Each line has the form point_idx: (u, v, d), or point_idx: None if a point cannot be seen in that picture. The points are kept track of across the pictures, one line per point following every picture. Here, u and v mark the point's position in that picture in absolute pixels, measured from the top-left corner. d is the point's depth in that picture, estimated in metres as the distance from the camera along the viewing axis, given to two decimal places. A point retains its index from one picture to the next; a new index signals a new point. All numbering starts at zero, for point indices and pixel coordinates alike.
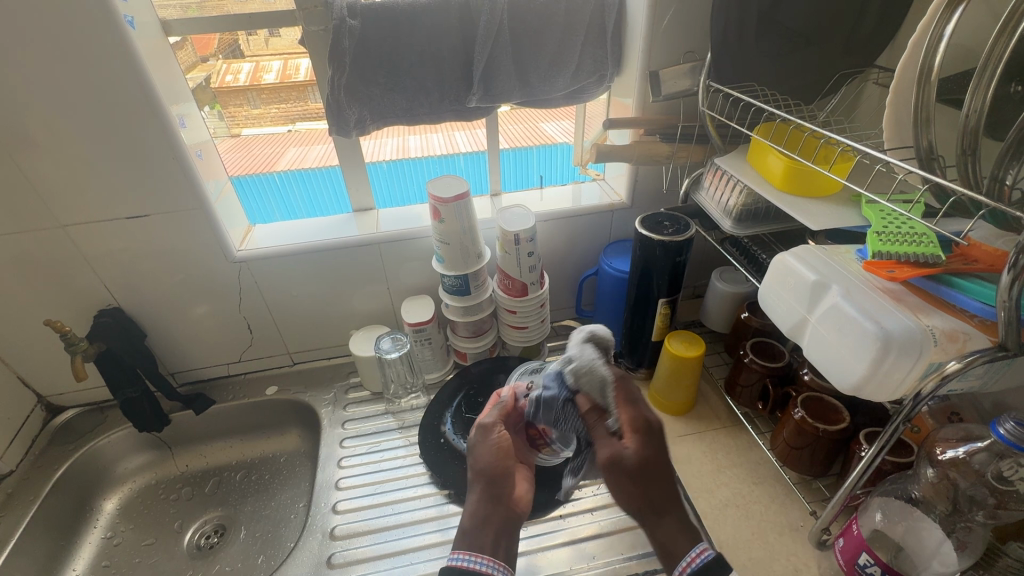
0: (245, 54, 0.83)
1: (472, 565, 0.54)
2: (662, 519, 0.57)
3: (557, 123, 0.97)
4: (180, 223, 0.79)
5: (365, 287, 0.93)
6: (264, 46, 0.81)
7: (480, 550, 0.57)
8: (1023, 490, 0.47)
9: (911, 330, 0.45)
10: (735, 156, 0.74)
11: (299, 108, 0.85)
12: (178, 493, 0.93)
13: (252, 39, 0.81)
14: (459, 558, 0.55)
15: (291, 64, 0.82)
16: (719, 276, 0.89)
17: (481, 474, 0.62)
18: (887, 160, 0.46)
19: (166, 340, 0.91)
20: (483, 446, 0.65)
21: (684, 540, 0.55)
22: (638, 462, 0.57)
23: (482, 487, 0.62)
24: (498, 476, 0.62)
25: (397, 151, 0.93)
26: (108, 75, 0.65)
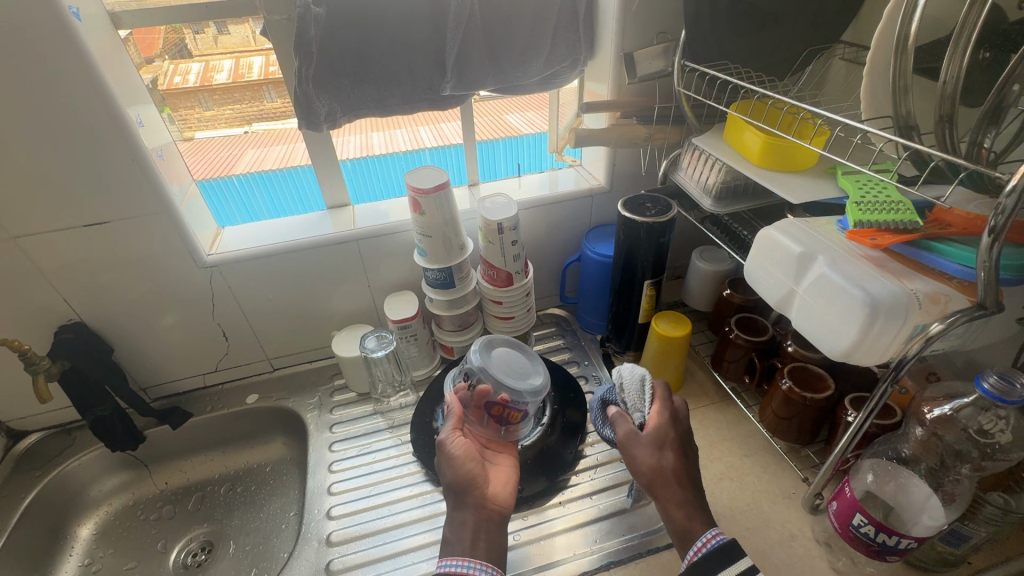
0: (192, 54, 0.78)
1: (464, 570, 0.54)
2: (675, 497, 0.57)
3: (522, 114, 0.97)
4: (144, 229, 0.74)
5: (345, 286, 0.91)
6: (213, 45, 0.77)
7: (469, 552, 0.57)
8: (1002, 440, 0.50)
9: (897, 295, 0.46)
10: (711, 135, 0.74)
11: (256, 109, 0.83)
12: (159, 513, 0.89)
13: (200, 37, 0.76)
14: (448, 564, 0.55)
15: (244, 63, 0.79)
16: (700, 255, 0.90)
17: (454, 483, 0.63)
18: (866, 130, 0.47)
19: (135, 354, 0.87)
20: (445, 458, 0.65)
21: (696, 525, 0.55)
22: (656, 434, 0.60)
23: (454, 498, 0.62)
24: (468, 479, 0.63)
25: (361, 148, 0.90)
26: (54, 74, 0.61)
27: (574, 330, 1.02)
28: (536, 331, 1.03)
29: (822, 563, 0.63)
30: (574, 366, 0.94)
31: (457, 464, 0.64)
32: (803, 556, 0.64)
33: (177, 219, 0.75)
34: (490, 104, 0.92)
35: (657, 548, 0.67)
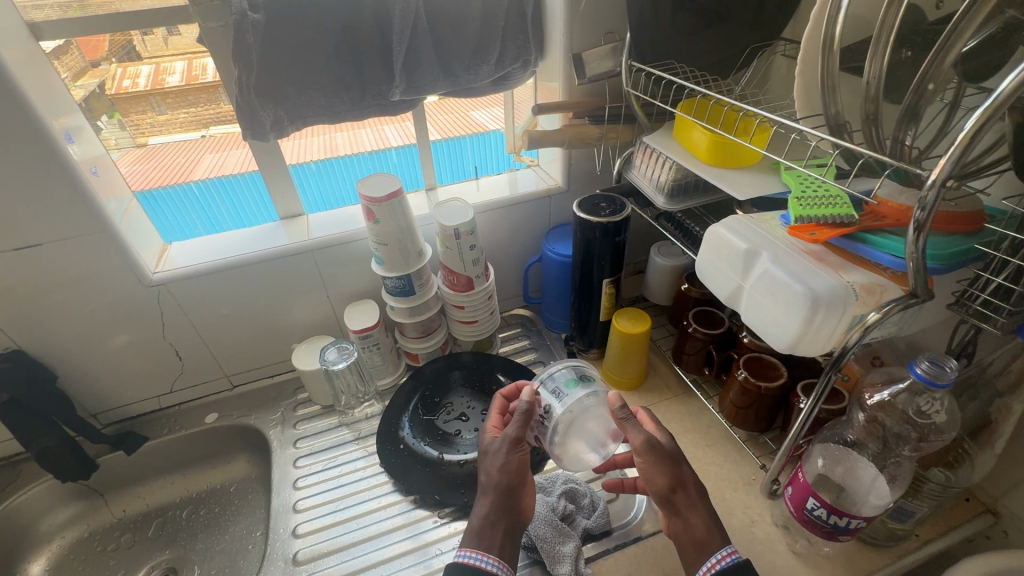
0: (142, 55, 0.75)
1: (480, 564, 0.54)
2: (696, 510, 0.58)
3: (488, 111, 0.95)
4: (81, 249, 0.71)
5: (303, 298, 0.89)
6: (163, 46, 0.73)
7: (488, 549, 0.56)
8: (938, 421, 0.52)
9: (836, 287, 0.48)
10: (661, 133, 0.76)
11: (213, 111, 0.78)
12: (117, 542, 0.86)
13: (149, 38, 0.73)
14: (464, 555, 0.55)
15: (196, 64, 0.74)
16: (658, 251, 0.92)
17: (499, 486, 0.60)
18: (800, 129, 0.48)
19: (81, 380, 0.83)
20: (498, 458, 0.62)
21: (714, 539, 0.56)
22: (668, 450, 0.60)
23: (496, 493, 0.59)
24: (511, 489, 0.60)
25: (325, 150, 0.88)
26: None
27: (539, 330, 1.02)
28: (502, 332, 1.03)
29: (781, 547, 0.65)
30: (540, 366, 0.95)
31: (504, 472, 0.60)
32: (764, 540, 0.66)
33: (117, 237, 0.71)
34: (450, 102, 0.91)
35: (624, 543, 0.67)
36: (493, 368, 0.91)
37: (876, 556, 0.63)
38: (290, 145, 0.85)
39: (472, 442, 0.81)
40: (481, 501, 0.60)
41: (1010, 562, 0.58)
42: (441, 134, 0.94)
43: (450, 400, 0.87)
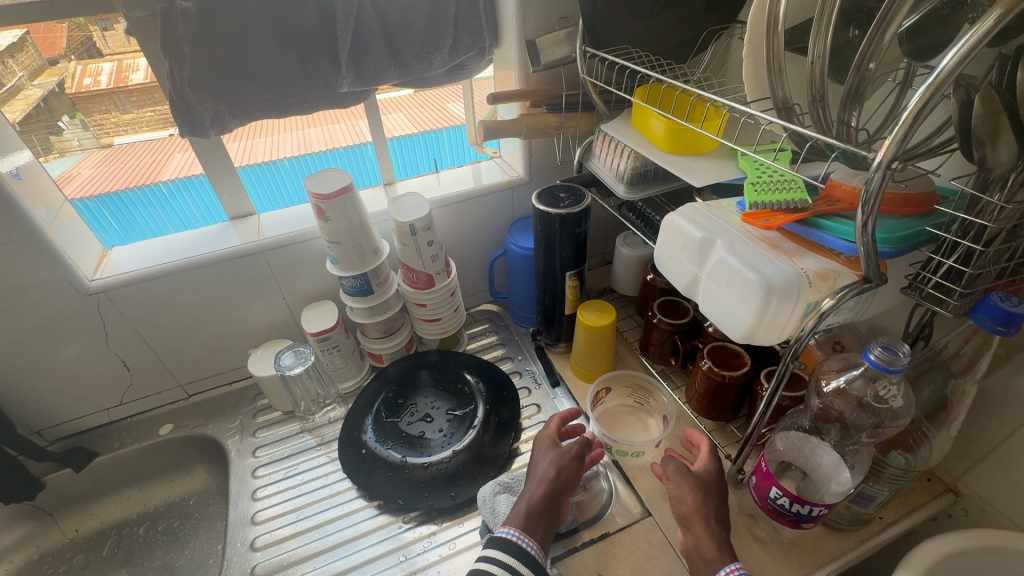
0: (103, 53, 0.70)
1: (521, 542, 0.57)
2: (708, 529, 0.57)
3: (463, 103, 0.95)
4: (8, 258, 0.66)
5: (258, 301, 0.85)
6: (126, 43, 0.68)
7: (531, 533, 0.58)
8: (894, 405, 0.52)
9: (789, 275, 0.47)
10: (620, 121, 0.74)
11: None
12: (70, 563, 0.82)
13: (110, 34, 0.67)
14: (507, 532, 0.58)
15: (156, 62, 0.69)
16: (623, 241, 0.91)
17: (555, 481, 0.62)
18: (749, 112, 0.47)
19: (22, 396, 0.78)
20: (556, 457, 0.65)
21: (724, 554, 0.55)
22: (703, 478, 0.61)
23: (550, 485, 0.62)
24: (563, 488, 0.62)
25: (297, 146, 0.86)
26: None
27: (507, 326, 1.01)
28: (469, 328, 1.01)
29: (747, 536, 0.65)
30: (508, 362, 0.93)
31: (562, 471, 0.63)
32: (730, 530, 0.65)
33: (46, 245, 0.67)
34: (426, 95, 0.90)
35: (591, 540, 0.66)
36: (459, 366, 0.89)
37: (840, 541, 0.63)
38: (263, 142, 0.83)
39: (438, 444, 0.78)
40: (534, 487, 0.62)
41: (969, 540, 0.59)
42: (416, 127, 0.93)
43: (414, 402, 0.84)
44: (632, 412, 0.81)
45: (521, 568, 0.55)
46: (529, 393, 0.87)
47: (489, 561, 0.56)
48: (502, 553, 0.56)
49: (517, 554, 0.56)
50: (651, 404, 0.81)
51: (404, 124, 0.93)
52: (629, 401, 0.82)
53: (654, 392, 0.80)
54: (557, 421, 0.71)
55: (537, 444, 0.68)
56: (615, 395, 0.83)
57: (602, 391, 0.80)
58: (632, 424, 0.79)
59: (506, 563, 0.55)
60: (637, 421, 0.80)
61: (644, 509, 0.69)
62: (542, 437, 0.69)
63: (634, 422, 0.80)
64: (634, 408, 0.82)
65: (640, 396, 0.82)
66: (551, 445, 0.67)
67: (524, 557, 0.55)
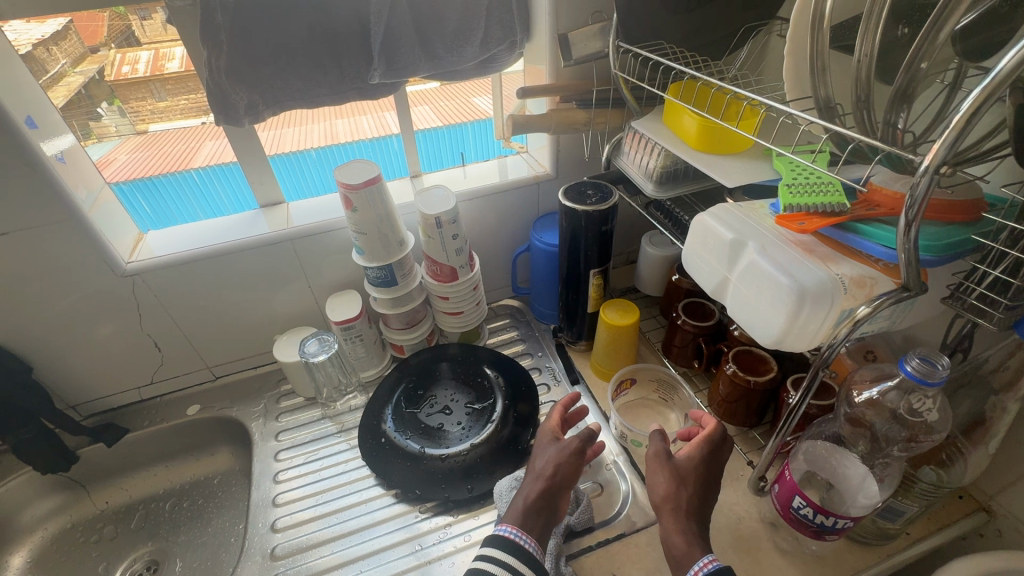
0: (141, 41, 0.71)
1: (519, 539, 0.56)
2: (679, 524, 0.56)
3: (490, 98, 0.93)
4: (51, 239, 0.69)
5: (285, 288, 0.87)
6: (163, 32, 0.69)
7: (529, 531, 0.58)
8: (930, 419, 0.50)
9: (824, 280, 0.46)
10: (651, 118, 0.73)
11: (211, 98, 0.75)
12: (100, 534, 0.85)
13: (148, 23, 0.69)
14: (504, 529, 0.58)
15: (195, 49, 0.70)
16: (649, 240, 0.90)
17: (550, 480, 0.62)
18: (789, 112, 0.45)
19: (59, 371, 0.81)
20: (556, 454, 0.64)
21: (694, 550, 0.54)
22: (682, 466, 0.59)
23: (547, 483, 0.61)
24: (560, 487, 0.62)
25: (325, 137, 0.86)
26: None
27: (528, 321, 1.01)
28: (490, 323, 1.01)
29: (767, 544, 0.64)
30: (528, 358, 0.93)
31: (560, 468, 0.63)
32: (750, 538, 0.64)
33: (86, 227, 0.69)
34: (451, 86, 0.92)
35: (606, 540, 0.66)
36: (479, 360, 0.90)
37: (864, 554, 0.62)
38: (288, 134, 0.85)
39: (457, 436, 0.78)
40: (530, 486, 0.62)
41: (1001, 562, 0.57)
42: (440, 121, 0.92)
43: (434, 393, 0.85)
44: (655, 407, 0.81)
45: (520, 568, 0.54)
46: (548, 389, 0.87)
47: (486, 560, 0.55)
48: (500, 552, 0.55)
49: (514, 552, 0.55)
50: (674, 400, 0.80)
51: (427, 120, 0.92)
52: (653, 395, 0.82)
53: (679, 389, 0.79)
54: (556, 416, 0.71)
55: (539, 439, 0.69)
56: (639, 388, 0.82)
57: (626, 381, 0.81)
58: (653, 418, 0.79)
59: (505, 563, 0.54)
60: (658, 416, 0.80)
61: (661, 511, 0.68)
62: (545, 432, 0.68)
63: (655, 416, 0.80)
64: (658, 403, 0.81)
65: (665, 391, 0.81)
66: (550, 442, 0.67)
67: (522, 555, 0.55)
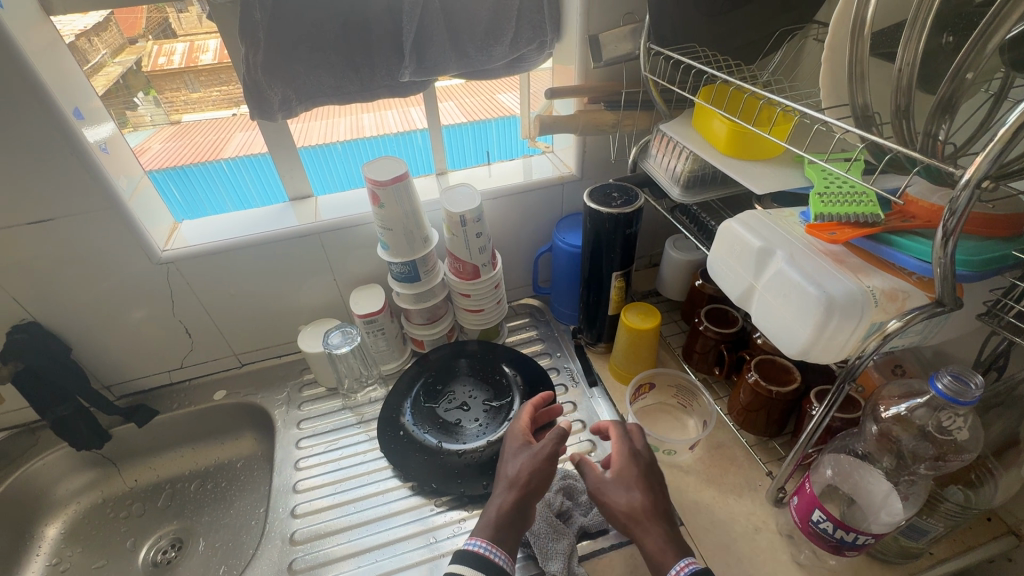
0: (177, 33, 0.74)
1: (488, 554, 0.56)
2: (650, 530, 0.56)
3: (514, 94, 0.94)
4: (93, 226, 0.72)
5: (311, 280, 0.89)
6: (197, 24, 0.71)
7: (501, 543, 0.57)
8: (959, 438, 0.49)
9: (854, 292, 0.45)
10: (680, 121, 0.72)
11: None
12: (128, 510, 0.88)
13: (184, 16, 0.71)
14: (474, 544, 0.57)
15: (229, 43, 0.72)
16: (673, 244, 0.89)
17: (526, 485, 0.61)
18: (824, 120, 0.45)
19: (94, 352, 0.84)
20: (528, 460, 0.64)
21: (668, 556, 0.54)
22: (622, 469, 0.61)
23: (521, 491, 0.61)
24: (534, 492, 0.61)
25: (351, 130, 0.87)
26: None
27: (548, 321, 1.01)
28: (510, 321, 1.02)
29: (784, 557, 0.63)
30: (546, 358, 0.93)
31: (533, 475, 0.62)
32: (766, 549, 0.64)
33: (126, 215, 0.72)
34: (477, 84, 0.91)
35: (619, 543, 0.66)
36: (498, 358, 0.90)
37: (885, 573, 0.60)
38: (316, 125, 0.85)
39: (474, 432, 0.79)
40: (502, 496, 0.61)
41: None
42: (466, 117, 0.93)
43: (452, 389, 0.86)
44: (673, 412, 0.80)
45: None
46: (566, 390, 0.87)
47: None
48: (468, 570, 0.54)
49: (480, 567, 0.55)
50: (693, 406, 0.80)
51: (451, 115, 0.92)
52: (672, 400, 0.81)
53: (699, 395, 0.78)
54: (524, 419, 0.71)
55: (508, 444, 0.68)
56: (658, 393, 0.82)
57: (645, 385, 0.80)
58: (670, 423, 0.79)
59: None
60: (675, 421, 0.80)
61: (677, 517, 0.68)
62: (515, 436, 0.69)
63: (673, 421, 0.80)
64: (677, 409, 0.81)
65: (684, 397, 0.80)
66: (521, 447, 0.67)
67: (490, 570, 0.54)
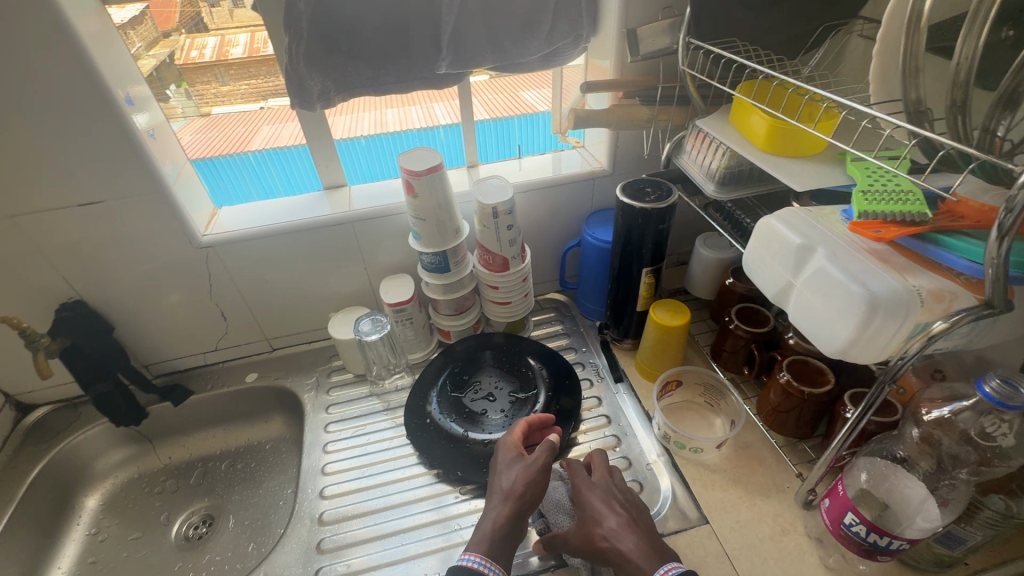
0: (209, 27, 0.76)
1: (482, 568, 0.56)
2: (630, 541, 0.57)
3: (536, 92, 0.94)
4: (139, 210, 0.74)
5: (342, 268, 0.90)
6: (229, 19, 0.74)
7: (493, 556, 0.58)
8: (1004, 445, 0.48)
9: (898, 292, 0.44)
10: (716, 118, 0.71)
11: (272, 84, 0.79)
12: (162, 486, 0.91)
13: (216, 10, 0.74)
14: (467, 559, 0.57)
15: (258, 37, 0.75)
16: (704, 242, 0.88)
17: (521, 498, 0.62)
18: (874, 115, 0.44)
19: (135, 332, 0.88)
20: (522, 471, 0.65)
21: (651, 563, 0.55)
22: (607, 489, 0.63)
23: (517, 503, 0.62)
24: (529, 504, 0.62)
25: (374, 126, 0.88)
26: (31, 41, 0.59)
27: (573, 316, 1.01)
28: (535, 315, 1.02)
29: (812, 559, 0.62)
30: (571, 353, 0.93)
31: (529, 486, 0.63)
32: (794, 551, 0.63)
33: (170, 199, 0.74)
34: (501, 80, 0.89)
35: None
36: (524, 350, 0.91)
37: None
38: (342, 121, 0.87)
39: (498, 423, 0.80)
40: (498, 509, 0.62)
41: None
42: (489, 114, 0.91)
43: (478, 379, 0.87)
44: (700, 411, 0.80)
45: None
46: (591, 385, 0.87)
47: None
48: None
49: None
50: (721, 406, 0.79)
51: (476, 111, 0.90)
52: (698, 399, 0.81)
53: (727, 395, 0.78)
54: (520, 430, 0.72)
55: (501, 456, 0.69)
56: (685, 391, 0.82)
57: (672, 382, 0.80)
58: (698, 422, 0.79)
59: None
60: (702, 420, 0.79)
61: (702, 515, 0.68)
62: (508, 448, 0.69)
63: (700, 420, 0.79)
64: (703, 408, 0.80)
65: (712, 396, 0.80)
66: (515, 459, 0.68)
67: None
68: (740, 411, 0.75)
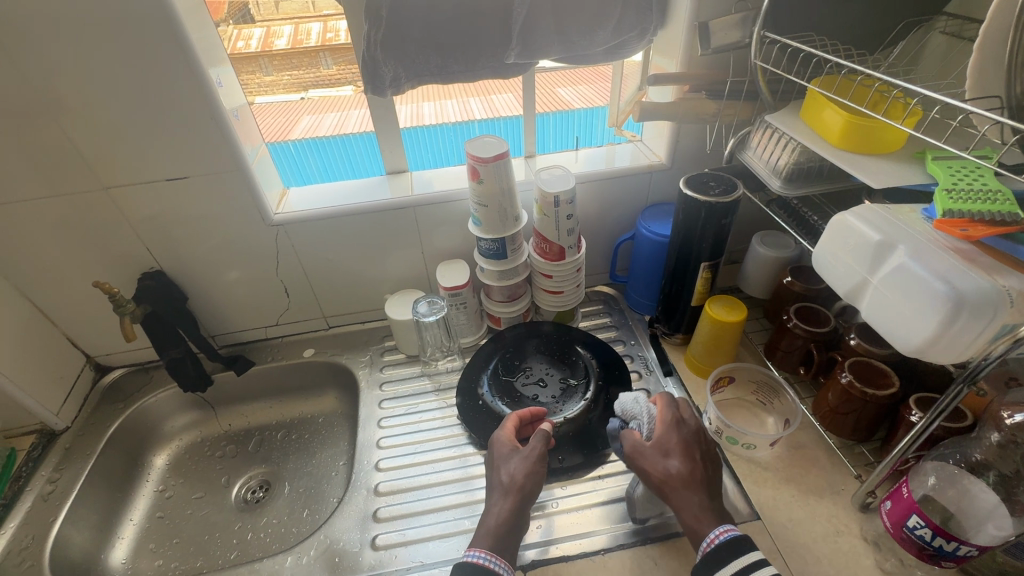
0: (255, 19, 0.86)
1: (488, 563, 0.56)
2: (688, 496, 0.58)
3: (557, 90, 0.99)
4: (219, 187, 0.78)
5: (400, 251, 0.93)
6: (275, 11, 0.87)
7: (498, 552, 0.59)
8: None
9: (986, 291, 0.43)
10: (786, 113, 0.70)
11: (311, 74, 0.93)
12: (223, 450, 0.97)
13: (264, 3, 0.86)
14: (474, 555, 0.57)
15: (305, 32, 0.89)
16: (761, 240, 0.87)
17: (522, 490, 0.64)
18: (971, 111, 0.43)
19: (205, 303, 0.92)
20: (523, 464, 0.66)
21: (703, 524, 0.56)
22: (685, 438, 0.62)
23: (518, 496, 0.63)
24: (528, 497, 0.64)
25: (409, 117, 0.93)
26: (136, 22, 0.63)
27: (622, 309, 1.01)
28: (584, 307, 1.03)
29: (868, 562, 0.61)
30: (620, 345, 0.94)
31: (528, 479, 0.65)
32: (849, 552, 0.62)
33: (248, 178, 0.78)
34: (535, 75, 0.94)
35: None
36: (574, 339, 0.92)
37: None
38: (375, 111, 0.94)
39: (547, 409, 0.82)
40: (501, 504, 0.63)
41: None
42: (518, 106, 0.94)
43: (529, 364, 0.89)
44: (752, 408, 0.79)
45: None
46: (639, 376, 0.88)
47: None
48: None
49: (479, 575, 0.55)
50: (774, 405, 0.78)
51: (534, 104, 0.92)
52: (750, 397, 0.80)
53: (781, 394, 0.77)
54: (512, 424, 0.72)
55: (496, 451, 0.69)
56: (737, 387, 0.81)
57: (724, 378, 0.80)
58: (750, 420, 0.78)
59: None
60: (754, 417, 0.79)
61: (754, 511, 0.68)
62: (501, 444, 0.70)
63: (751, 417, 0.79)
64: (755, 406, 0.80)
65: (765, 394, 0.79)
66: (511, 453, 0.68)
67: None
68: (795, 411, 0.74)
